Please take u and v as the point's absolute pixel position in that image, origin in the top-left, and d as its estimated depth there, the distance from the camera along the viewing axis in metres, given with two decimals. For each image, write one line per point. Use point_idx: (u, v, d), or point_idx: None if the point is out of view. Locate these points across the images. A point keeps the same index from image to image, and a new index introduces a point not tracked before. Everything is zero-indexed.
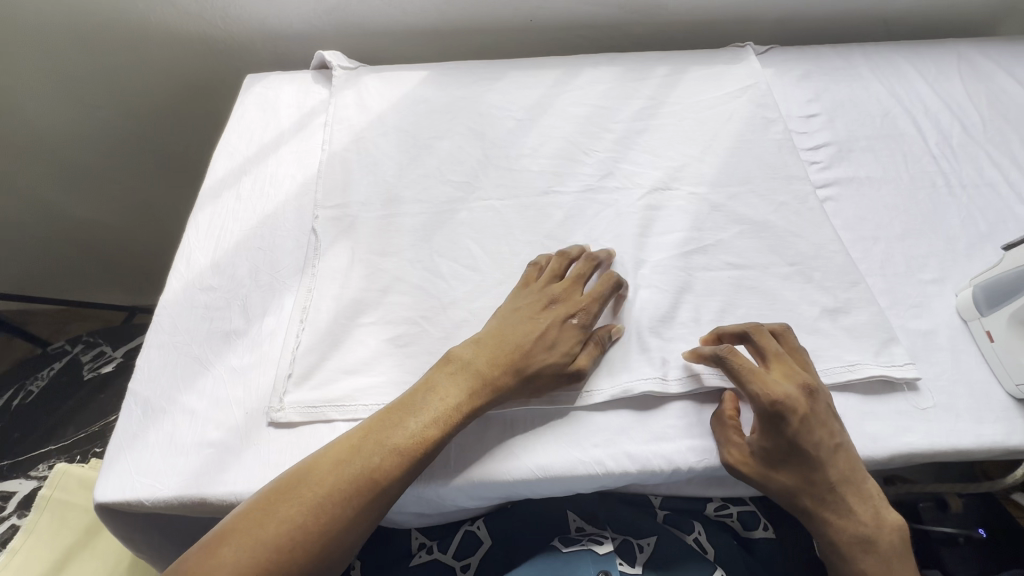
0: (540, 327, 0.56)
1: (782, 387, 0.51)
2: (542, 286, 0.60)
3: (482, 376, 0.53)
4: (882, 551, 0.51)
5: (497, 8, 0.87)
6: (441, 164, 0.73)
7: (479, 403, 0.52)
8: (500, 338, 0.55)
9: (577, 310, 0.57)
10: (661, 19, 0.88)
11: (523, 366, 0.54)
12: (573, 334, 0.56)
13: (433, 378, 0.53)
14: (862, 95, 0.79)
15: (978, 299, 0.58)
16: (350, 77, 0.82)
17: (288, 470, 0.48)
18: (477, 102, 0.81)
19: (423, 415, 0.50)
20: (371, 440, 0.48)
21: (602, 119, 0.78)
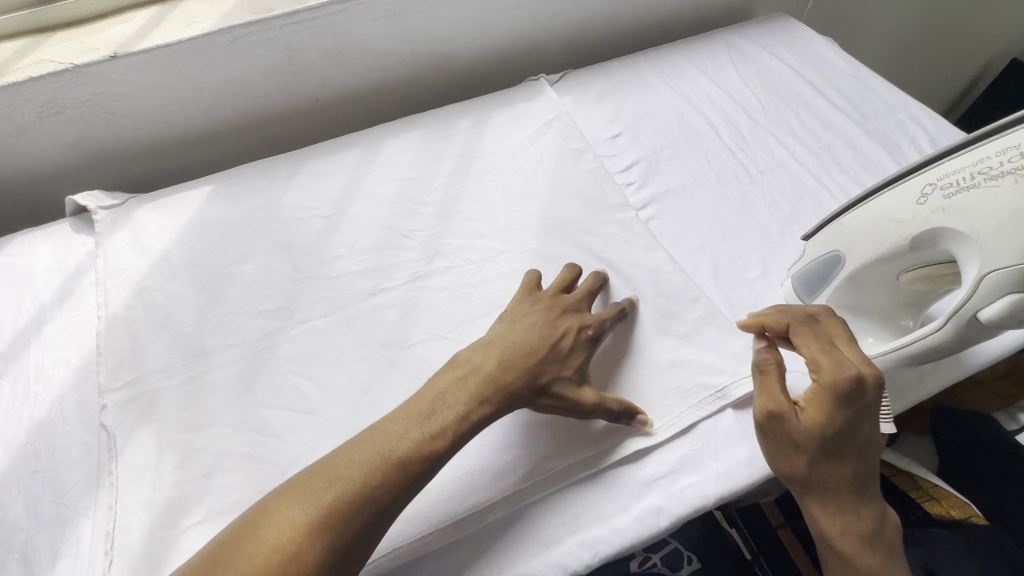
0: (556, 341, 0.55)
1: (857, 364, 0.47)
2: (554, 295, 0.60)
3: (501, 385, 0.51)
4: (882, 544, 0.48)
5: (274, 97, 0.81)
6: (248, 294, 0.65)
7: (490, 411, 0.50)
8: (517, 341, 0.54)
9: (590, 324, 0.58)
10: (455, 70, 0.89)
11: (536, 374, 0.52)
12: (588, 354, 0.56)
13: (447, 390, 0.50)
14: (656, 103, 0.84)
15: (797, 290, 0.57)
16: (117, 216, 0.73)
17: (258, 505, 0.43)
18: (276, 208, 0.74)
19: (426, 426, 0.47)
20: (355, 460, 0.45)
21: (416, 192, 0.74)
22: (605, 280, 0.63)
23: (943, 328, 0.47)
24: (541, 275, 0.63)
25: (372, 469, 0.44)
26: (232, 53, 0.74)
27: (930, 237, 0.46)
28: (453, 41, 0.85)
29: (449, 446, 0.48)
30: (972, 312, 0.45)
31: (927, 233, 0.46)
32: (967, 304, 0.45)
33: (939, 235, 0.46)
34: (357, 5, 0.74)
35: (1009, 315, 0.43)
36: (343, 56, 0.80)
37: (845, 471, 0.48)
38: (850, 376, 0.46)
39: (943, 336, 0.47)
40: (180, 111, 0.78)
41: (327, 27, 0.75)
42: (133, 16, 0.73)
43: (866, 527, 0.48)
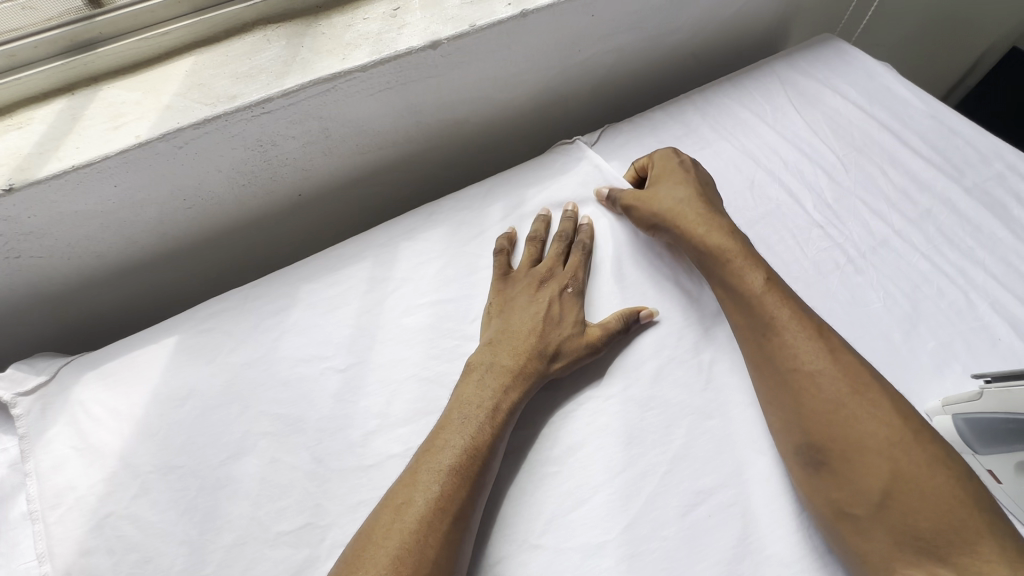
0: (539, 299, 0.57)
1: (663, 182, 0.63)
2: (526, 272, 0.60)
3: (511, 368, 0.52)
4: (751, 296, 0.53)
5: (244, 199, 0.61)
6: (256, 509, 0.48)
7: (516, 395, 0.51)
8: (509, 330, 0.55)
9: (567, 281, 0.59)
10: (469, 135, 0.71)
11: (542, 348, 0.54)
12: (574, 303, 0.57)
13: (464, 391, 0.51)
14: (719, 165, 0.70)
15: (966, 435, 0.49)
16: (48, 401, 0.53)
17: (356, 537, 0.44)
18: (271, 362, 0.55)
19: (467, 431, 0.48)
20: (424, 473, 0.46)
21: (453, 319, 0.58)
22: (571, 233, 0.62)
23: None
24: (498, 246, 0.62)
25: (433, 481, 0.46)
26: (183, 160, 0.54)
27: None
28: (467, 105, 0.67)
29: (496, 439, 0.49)
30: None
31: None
32: None
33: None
34: (349, 80, 0.56)
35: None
36: (332, 141, 0.61)
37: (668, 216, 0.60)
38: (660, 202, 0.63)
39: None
40: (117, 236, 0.57)
41: (311, 111, 0.56)
42: (31, 117, 0.52)
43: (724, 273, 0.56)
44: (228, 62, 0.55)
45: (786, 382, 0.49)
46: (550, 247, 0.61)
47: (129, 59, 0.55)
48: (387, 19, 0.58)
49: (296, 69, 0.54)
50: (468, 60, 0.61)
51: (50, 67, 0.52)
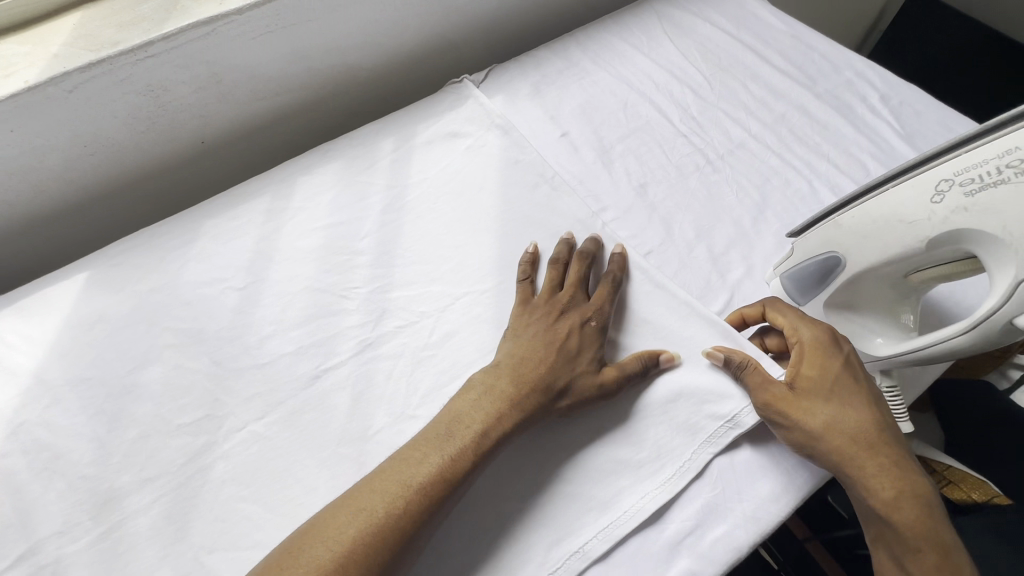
0: (566, 340, 0.52)
1: (834, 402, 0.47)
2: (549, 299, 0.56)
3: (509, 398, 0.48)
4: (883, 500, 0.45)
5: (144, 146, 0.66)
6: (159, 407, 0.53)
7: (511, 427, 0.48)
8: (523, 360, 0.51)
9: (592, 312, 0.55)
10: (363, 82, 0.77)
11: (552, 382, 0.50)
12: (594, 336, 0.53)
13: (458, 408, 0.48)
14: (595, 91, 0.76)
15: (789, 290, 0.53)
16: None
17: (307, 526, 0.42)
18: (176, 288, 0.60)
19: (445, 449, 0.45)
20: (388, 479, 0.44)
21: (345, 239, 0.63)
22: (593, 255, 0.59)
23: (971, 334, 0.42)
24: (528, 266, 0.59)
25: (397, 495, 0.43)
26: (75, 105, 0.58)
27: (955, 236, 0.41)
28: (354, 50, 0.72)
29: (473, 468, 0.45)
30: (1006, 316, 0.40)
31: (950, 233, 0.41)
32: (1001, 309, 0.40)
33: (958, 235, 0.41)
34: (228, 23, 0.60)
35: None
36: (224, 87, 0.66)
37: (826, 453, 0.46)
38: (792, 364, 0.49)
39: (966, 340, 0.42)
40: (23, 185, 0.61)
41: (196, 55, 0.61)
42: None
43: (881, 500, 0.45)
44: (111, 13, 0.60)
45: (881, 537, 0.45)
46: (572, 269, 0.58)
47: (17, 16, 0.59)
48: None
49: (175, 15, 0.59)
50: (346, 4, 0.66)
51: None
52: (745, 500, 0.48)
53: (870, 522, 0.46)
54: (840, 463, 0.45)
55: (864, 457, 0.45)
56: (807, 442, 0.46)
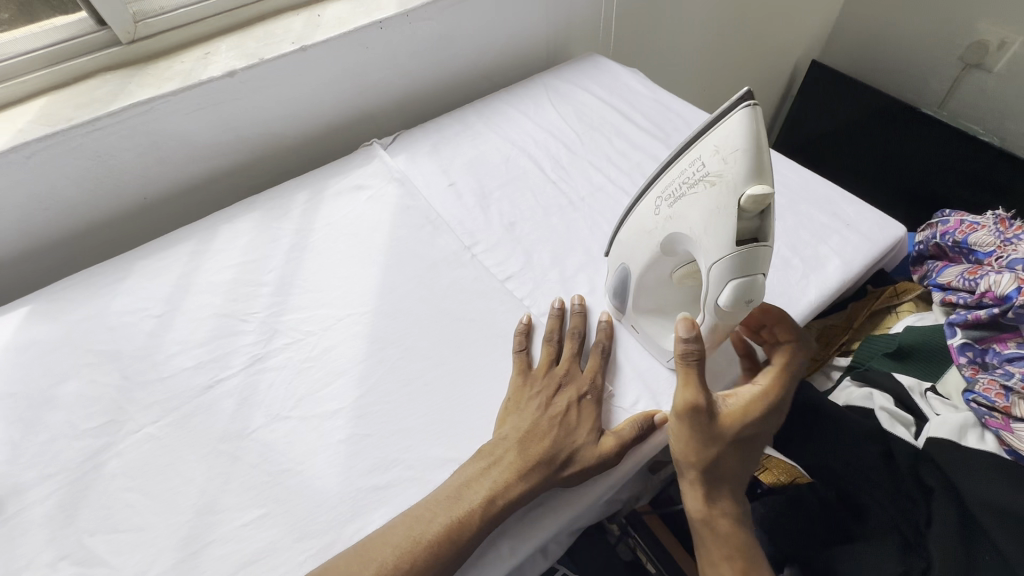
0: (569, 417, 0.56)
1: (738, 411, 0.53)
2: (545, 373, 0.60)
3: (516, 468, 0.52)
4: (717, 496, 0.53)
5: (90, 201, 0.79)
6: (69, 415, 0.61)
7: (518, 494, 0.51)
8: (528, 432, 0.55)
9: (586, 388, 0.59)
10: (289, 147, 0.91)
11: (555, 454, 0.53)
12: (591, 410, 0.57)
13: (469, 471, 0.53)
14: (484, 149, 0.90)
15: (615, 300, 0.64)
16: None
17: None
18: (102, 317, 0.70)
19: (455, 508, 0.50)
20: (398, 536, 0.49)
21: (254, 273, 0.74)
22: (583, 332, 0.64)
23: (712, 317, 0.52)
24: (526, 340, 0.64)
25: (407, 549, 0.48)
26: (33, 169, 0.71)
27: (673, 237, 0.53)
28: (279, 122, 0.87)
29: (478, 530, 0.49)
30: (714, 300, 0.50)
31: (667, 237, 0.53)
32: (710, 294, 0.50)
33: (676, 239, 0.53)
34: (163, 102, 0.75)
35: (737, 299, 0.48)
36: (164, 153, 0.80)
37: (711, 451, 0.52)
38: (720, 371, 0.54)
39: (713, 320, 0.52)
40: None
41: (138, 127, 0.75)
42: None
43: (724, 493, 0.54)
44: (71, 98, 0.75)
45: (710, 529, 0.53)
46: (566, 346, 0.62)
47: None
48: (199, 59, 0.80)
49: (121, 98, 0.74)
50: (267, 85, 0.82)
51: None
52: None
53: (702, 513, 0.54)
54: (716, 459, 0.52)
55: (733, 458, 0.53)
56: (705, 436, 0.51)
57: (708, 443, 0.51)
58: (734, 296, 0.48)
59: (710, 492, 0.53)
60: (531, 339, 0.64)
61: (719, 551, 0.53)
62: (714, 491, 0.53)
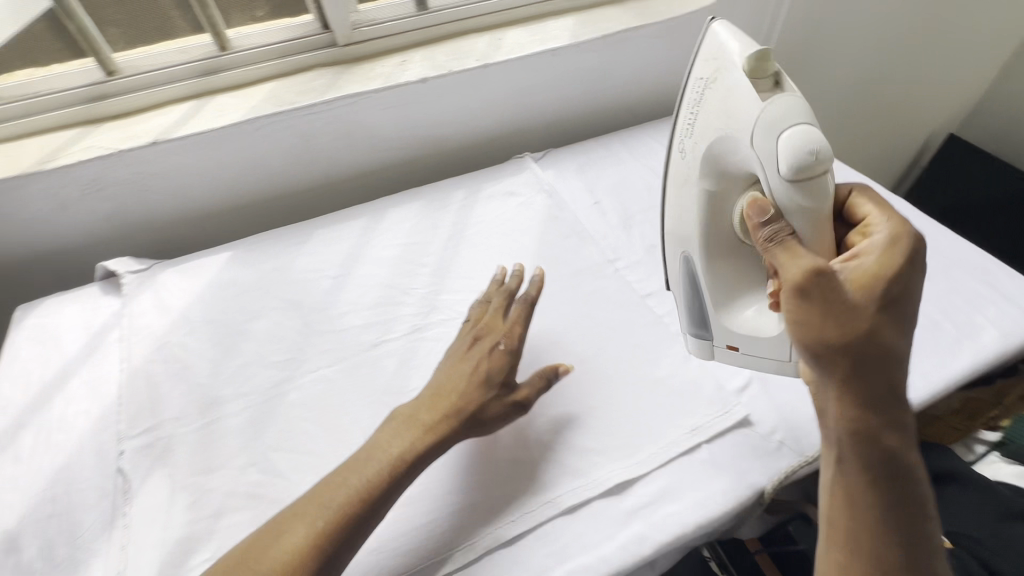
0: (491, 319, 0.65)
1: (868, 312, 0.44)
2: (477, 326, 0.65)
3: (422, 432, 0.54)
4: (860, 423, 0.44)
5: (288, 173, 0.91)
6: (260, 347, 0.71)
7: (419, 454, 0.53)
8: (439, 391, 0.58)
9: (501, 336, 0.62)
10: (450, 149, 1.01)
11: (464, 404, 0.57)
12: (500, 359, 0.60)
13: (381, 439, 0.54)
14: (628, 175, 0.95)
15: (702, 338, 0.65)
16: (143, 280, 0.80)
17: (275, 520, 0.49)
18: (288, 271, 0.81)
19: (365, 472, 0.51)
20: (331, 493, 0.50)
21: (416, 255, 0.83)
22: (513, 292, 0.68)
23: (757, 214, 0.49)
24: (480, 298, 0.69)
25: (339, 507, 0.49)
26: (256, 138, 0.85)
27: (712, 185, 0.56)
28: (448, 127, 0.97)
29: (383, 495, 0.50)
30: (779, 180, 0.47)
31: (709, 150, 0.54)
32: (772, 185, 0.48)
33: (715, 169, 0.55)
34: (366, 98, 0.87)
35: (809, 162, 0.45)
36: (353, 140, 0.92)
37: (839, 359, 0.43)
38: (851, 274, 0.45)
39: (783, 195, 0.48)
40: (206, 188, 0.87)
41: (341, 116, 0.87)
42: (173, 109, 0.85)
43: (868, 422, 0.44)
44: (293, 86, 0.88)
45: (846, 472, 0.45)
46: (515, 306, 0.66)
47: (234, 82, 0.89)
48: (397, 65, 0.91)
49: (333, 90, 0.87)
50: (448, 94, 0.92)
51: (190, 83, 0.87)
52: (692, 488, 0.57)
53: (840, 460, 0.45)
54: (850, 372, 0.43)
55: (871, 374, 0.43)
56: (822, 341, 0.43)
57: (840, 348, 0.43)
58: (805, 151, 0.45)
59: (847, 419, 0.44)
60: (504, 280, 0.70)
61: (860, 503, 0.44)
62: (852, 418, 0.44)
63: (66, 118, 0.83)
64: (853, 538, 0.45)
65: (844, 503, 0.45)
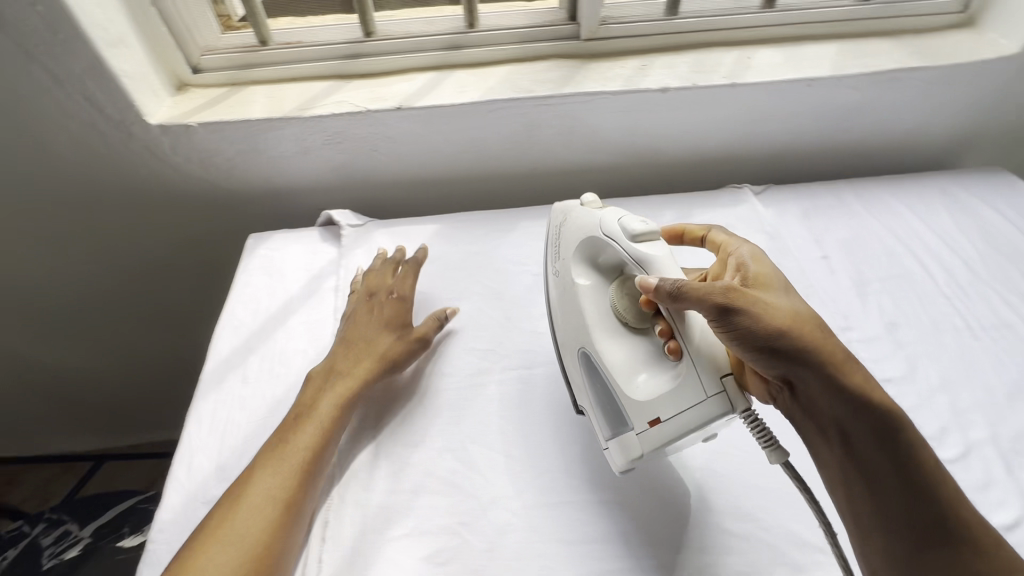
0: (397, 299, 0.71)
1: (781, 311, 0.49)
2: (384, 282, 0.73)
3: (354, 385, 0.62)
4: (857, 430, 0.48)
5: (501, 158, 0.91)
6: (462, 330, 0.72)
7: (346, 407, 0.60)
8: (350, 337, 0.67)
9: (397, 290, 0.72)
10: (660, 164, 0.96)
11: (381, 355, 0.65)
12: (394, 306, 0.70)
13: (298, 407, 0.60)
14: (863, 232, 0.84)
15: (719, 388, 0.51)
16: (359, 235, 0.84)
17: (231, 489, 0.54)
18: (491, 258, 0.81)
19: (300, 446, 0.56)
20: (259, 471, 0.54)
21: None
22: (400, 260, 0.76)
23: (671, 253, 0.55)
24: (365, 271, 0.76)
25: (289, 468, 0.54)
26: (486, 120, 0.85)
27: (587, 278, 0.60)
28: (668, 141, 0.92)
29: (320, 453, 0.57)
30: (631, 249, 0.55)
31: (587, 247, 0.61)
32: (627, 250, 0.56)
33: (591, 248, 0.60)
34: (602, 99, 0.84)
35: (644, 230, 0.56)
36: (572, 138, 0.89)
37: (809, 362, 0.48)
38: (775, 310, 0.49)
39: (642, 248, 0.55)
40: (425, 159, 0.90)
41: (571, 112, 0.85)
42: (415, 77, 0.88)
43: (862, 428, 0.47)
44: (531, 73, 0.87)
45: (861, 487, 0.47)
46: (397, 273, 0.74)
47: (473, 60, 0.90)
48: (637, 69, 0.87)
49: (571, 85, 0.84)
50: (682, 108, 0.86)
51: (435, 54, 0.88)
52: None
53: (849, 474, 0.48)
54: (824, 374, 0.48)
55: (839, 376, 0.48)
56: (786, 346, 0.48)
57: (798, 354, 0.48)
58: (646, 232, 0.56)
59: (842, 428, 0.48)
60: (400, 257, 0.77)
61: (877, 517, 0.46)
62: (849, 422, 0.48)
63: (322, 70, 0.88)
64: (897, 562, 0.45)
65: (865, 524, 0.47)
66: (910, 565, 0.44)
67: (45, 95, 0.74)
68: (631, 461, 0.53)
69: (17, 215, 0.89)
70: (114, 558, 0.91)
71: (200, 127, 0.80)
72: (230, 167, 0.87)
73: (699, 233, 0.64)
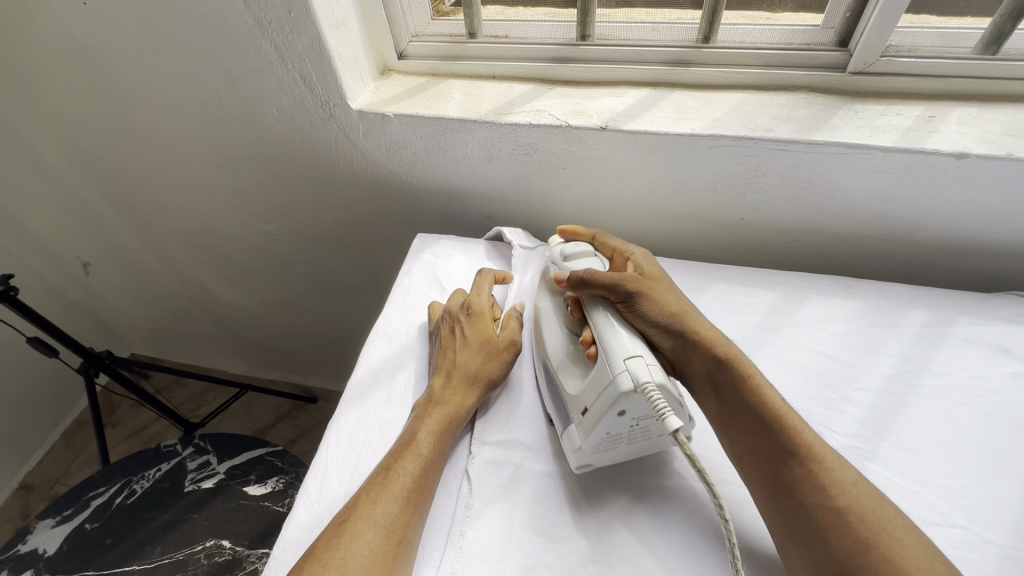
0: (492, 325, 0.66)
1: (667, 302, 0.60)
2: (457, 304, 0.68)
3: (455, 412, 0.58)
4: (740, 413, 0.54)
5: (703, 204, 0.78)
6: None
7: (450, 434, 0.57)
8: (451, 358, 0.62)
9: (474, 307, 0.66)
10: (914, 244, 0.74)
11: (471, 377, 0.61)
12: (487, 330, 0.65)
13: (408, 429, 0.57)
14: None
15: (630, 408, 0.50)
16: (529, 259, 0.78)
17: (340, 518, 0.50)
18: None
19: (407, 474, 0.53)
20: (368, 499, 0.51)
21: (840, 380, 0.63)
22: (479, 281, 0.70)
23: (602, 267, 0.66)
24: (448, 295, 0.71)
25: (398, 500, 0.51)
26: (702, 156, 0.71)
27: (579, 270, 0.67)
28: (937, 219, 0.70)
29: (424, 481, 0.53)
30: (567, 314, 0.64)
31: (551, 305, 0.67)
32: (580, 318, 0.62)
33: (548, 285, 0.68)
34: (866, 152, 0.65)
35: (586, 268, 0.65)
36: (803, 194, 0.72)
37: (694, 346, 0.58)
38: (660, 303, 0.60)
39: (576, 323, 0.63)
40: (615, 188, 0.79)
41: (814, 164, 0.68)
42: (626, 93, 0.77)
43: (728, 406, 0.55)
44: (770, 106, 0.71)
45: (780, 486, 0.49)
46: (471, 297, 0.68)
47: (699, 81, 0.76)
48: (922, 120, 0.66)
49: (826, 130, 0.66)
50: (980, 181, 0.64)
51: (656, 68, 0.76)
52: None
53: (764, 466, 0.50)
54: (705, 359, 0.57)
55: (704, 354, 0.58)
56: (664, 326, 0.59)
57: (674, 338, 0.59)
58: (578, 253, 0.66)
59: (734, 409, 0.54)
60: (486, 280, 0.71)
61: (794, 516, 0.47)
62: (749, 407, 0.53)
63: (524, 71, 0.80)
64: (775, 510, 0.48)
65: (757, 479, 0.51)
66: (784, 503, 0.48)
67: (266, 67, 0.75)
68: (580, 452, 0.53)
69: (223, 169, 0.95)
70: (238, 503, 0.98)
71: (394, 118, 0.78)
72: (412, 161, 0.84)
73: (586, 236, 0.73)
